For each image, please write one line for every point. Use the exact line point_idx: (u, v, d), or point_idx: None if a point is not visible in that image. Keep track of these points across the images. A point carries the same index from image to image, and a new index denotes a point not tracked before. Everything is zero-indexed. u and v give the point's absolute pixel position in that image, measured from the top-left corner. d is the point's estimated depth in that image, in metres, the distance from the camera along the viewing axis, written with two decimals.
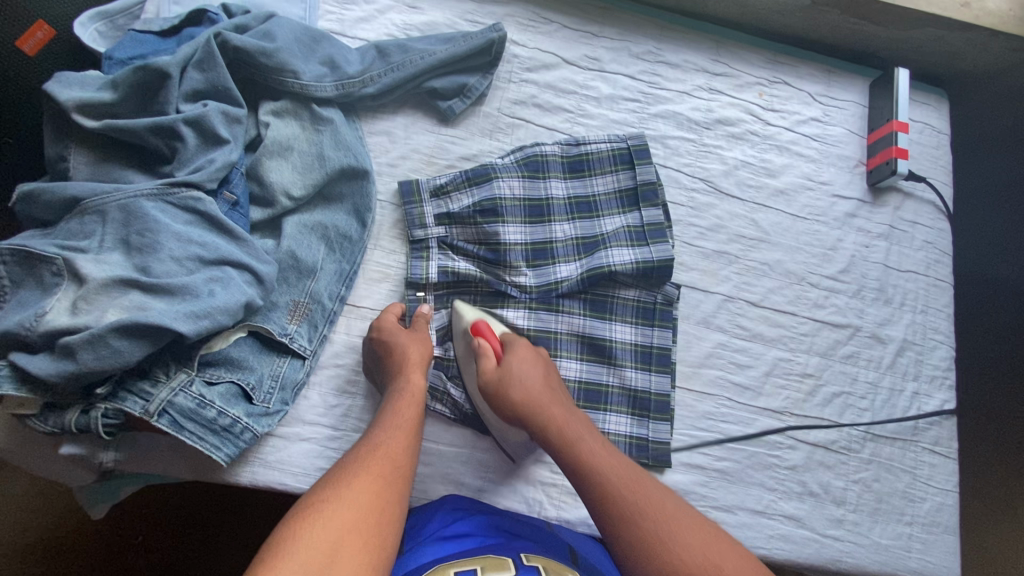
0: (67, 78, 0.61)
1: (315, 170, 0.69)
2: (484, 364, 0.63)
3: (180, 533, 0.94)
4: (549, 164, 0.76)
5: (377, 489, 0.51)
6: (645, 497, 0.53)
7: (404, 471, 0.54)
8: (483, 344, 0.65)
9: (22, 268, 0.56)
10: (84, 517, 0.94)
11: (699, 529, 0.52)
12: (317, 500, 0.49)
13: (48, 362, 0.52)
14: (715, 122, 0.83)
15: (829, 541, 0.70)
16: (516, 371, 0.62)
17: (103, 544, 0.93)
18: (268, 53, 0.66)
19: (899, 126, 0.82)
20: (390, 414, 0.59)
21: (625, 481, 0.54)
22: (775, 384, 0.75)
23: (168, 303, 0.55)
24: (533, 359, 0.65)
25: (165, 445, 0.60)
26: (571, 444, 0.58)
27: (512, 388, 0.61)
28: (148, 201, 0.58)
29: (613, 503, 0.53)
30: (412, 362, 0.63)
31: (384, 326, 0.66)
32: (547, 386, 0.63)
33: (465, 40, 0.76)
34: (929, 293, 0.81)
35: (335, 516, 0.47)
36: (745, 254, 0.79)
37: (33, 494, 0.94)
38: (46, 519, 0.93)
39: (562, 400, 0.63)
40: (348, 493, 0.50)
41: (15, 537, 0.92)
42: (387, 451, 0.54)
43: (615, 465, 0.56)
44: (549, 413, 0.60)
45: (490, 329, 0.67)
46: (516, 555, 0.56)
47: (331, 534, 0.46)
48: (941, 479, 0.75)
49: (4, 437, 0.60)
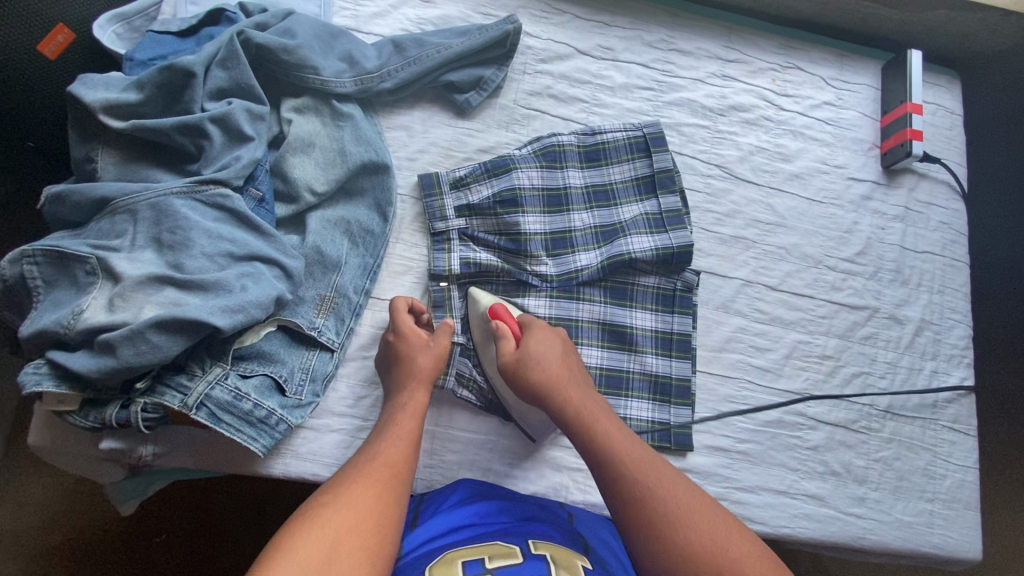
0: (92, 81, 0.62)
1: (337, 165, 0.69)
2: (503, 347, 0.64)
3: (200, 530, 0.98)
4: (566, 154, 0.77)
5: (374, 494, 0.52)
6: (659, 479, 0.55)
7: (404, 480, 0.55)
8: (501, 326, 0.66)
9: (55, 268, 0.57)
10: (111, 520, 0.97)
11: (711, 516, 0.53)
12: (318, 504, 0.51)
13: (88, 358, 0.53)
14: (729, 108, 0.83)
15: (853, 519, 0.71)
16: (534, 354, 0.63)
17: (126, 544, 0.96)
18: (290, 50, 0.67)
19: (912, 108, 0.82)
20: (393, 422, 0.59)
21: (640, 466, 0.56)
22: (795, 366, 0.76)
23: (202, 299, 0.56)
24: (553, 340, 0.65)
25: (198, 439, 0.61)
26: (586, 425, 0.59)
27: (530, 369, 0.62)
28: (177, 198, 0.59)
29: (626, 483, 0.55)
30: (420, 375, 0.63)
31: (405, 332, 0.65)
32: (565, 367, 0.64)
33: (481, 33, 0.76)
34: (946, 274, 0.82)
35: (332, 519, 0.49)
36: (763, 238, 0.79)
37: (61, 498, 0.97)
38: (70, 521, 0.96)
39: (580, 382, 0.64)
40: (347, 498, 0.51)
41: (42, 538, 0.95)
42: (387, 460, 0.55)
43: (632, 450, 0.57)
44: (565, 392, 0.62)
45: (507, 312, 0.68)
46: (524, 544, 0.56)
47: (327, 536, 0.47)
48: (961, 455, 0.76)
49: (40, 435, 0.62)
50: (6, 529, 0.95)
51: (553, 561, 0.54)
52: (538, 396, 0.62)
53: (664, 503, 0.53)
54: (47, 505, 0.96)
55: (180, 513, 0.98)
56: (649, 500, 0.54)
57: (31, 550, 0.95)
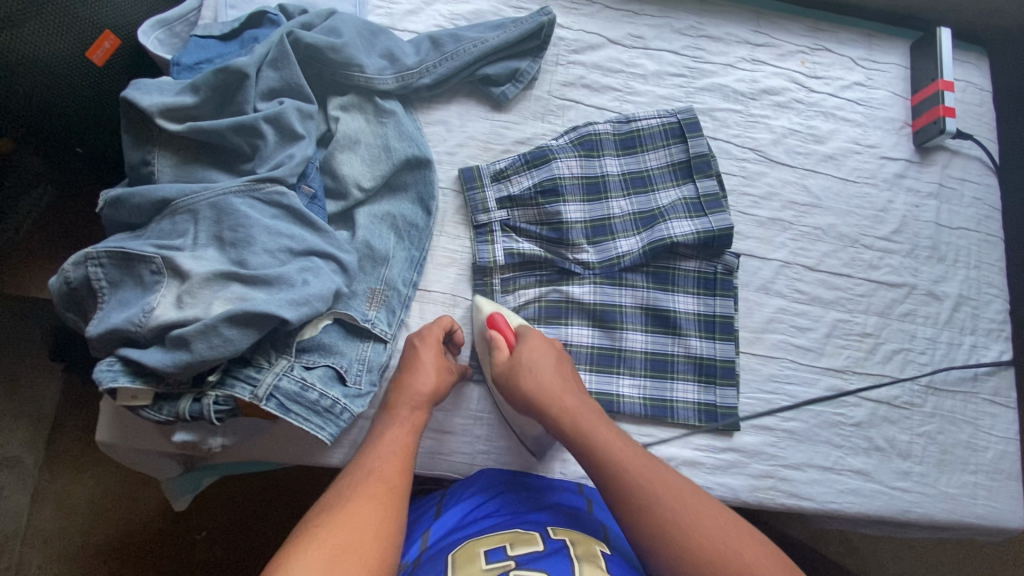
0: (145, 85, 0.63)
1: (383, 161, 0.71)
2: (497, 357, 0.65)
3: (235, 526, 1.00)
4: (603, 142, 0.78)
5: (372, 510, 0.52)
6: (660, 485, 0.56)
7: (400, 493, 0.55)
8: (495, 336, 0.66)
9: (119, 269, 0.59)
10: (150, 517, 1.00)
11: (711, 512, 0.55)
12: (315, 525, 0.51)
13: (162, 354, 0.55)
14: (760, 92, 0.84)
15: (898, 493, 0.72)
16: (528, 363, 0.63)
17: (163, 542, 0.99)
18: (337, 49, 0.69)
19: (944, 85, 0.83)
20: (383, 441, 0.59)
21: (641, 474, 0.57)
22: (836, 345, 0.77)
23: (268, 293, 0.57)
24: (547, 349, 0.66)
25: (267, 430, 0.63)
26: (584, 437, 0.60)
27: (524, 379, 0.63)
28: (237, 197, 0.61)
29: (628, 492, 0.56)
30: (420, 395, 0.63)
31: (429, 339, 0.66)
32: (559, 377, 0.64)
33: (516, 26, 0.78)
34: (982, 249, 0.82)
35: (331, 537, 0.49)
36: (799, 220, 0.80)
37: (103, 498, 1.00)
38: (110, 521, 0.99)
39: (576, 393, 0.64)
40: (346, 514, 0.51)
41: (83, 538, 0.98)
42: (382, 476, 0.56)
43: (627, 453, 0.59)
44: (560, 402, 0.62)
45: (506, 321, 0.68)
46: (544, 529, 0.58)
47: (327, 553, 0.48)
48: (1003, 428, 0.77)
49: (109, 432, 0.64)
50: (50, 529, 0.98)
51: (572, 544, 0.55)
52: (532, 405, 0.63)
53: (660, 504, 0.55)
54: (88, 504, 0.99)
55: (219, 508, 1.01)
56: (653, 507, 0.55)
57: (73, 551, 0.97)
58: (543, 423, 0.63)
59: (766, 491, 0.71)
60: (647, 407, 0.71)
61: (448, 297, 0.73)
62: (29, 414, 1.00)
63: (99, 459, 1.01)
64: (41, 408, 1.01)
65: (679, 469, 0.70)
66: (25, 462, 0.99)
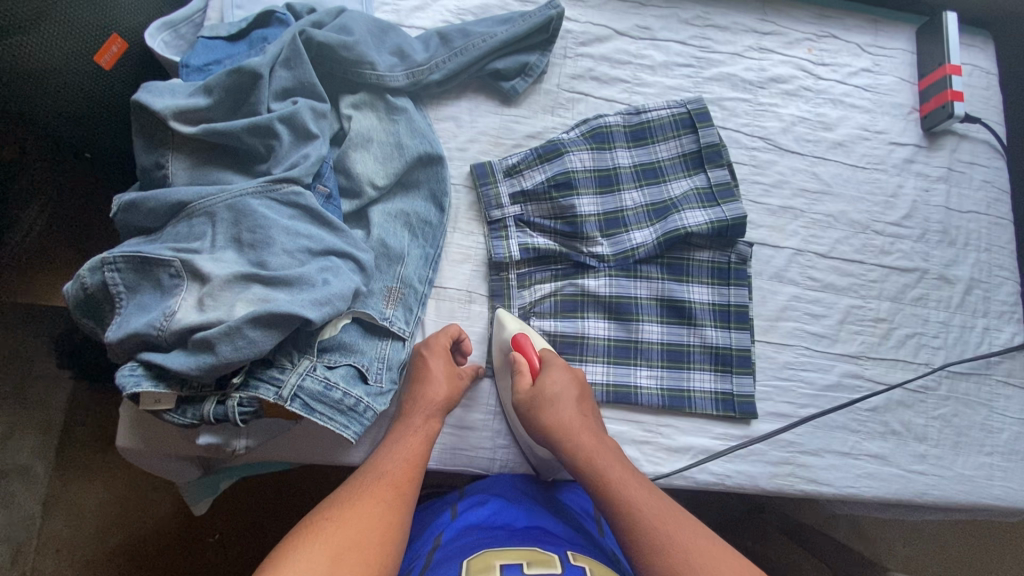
0: (156, 88, 0.63)
1: (396, 159, 0.71)
2: (519, 381, 0.65)
3: (248, 528, 1.00)
4: (613, 134, 0.78)
5: (380, 514, 0.53)
6: (675, 530, 0.56)
7: (406, 498, 0.56)
8: (519, 361, 0.66)
9: (137, 273, 0.58)
10: (162, 521, 1.00)
11: (729, 562, 0.54)
12: (323, 517, 0.52)
13: (185, 357, 0.55)
14: (769, 80, 0.84)
15: (915, 476, 0.73)
16: (550, 394, 0.63)
17: (176, 546, 0.99)
18: (349, 47, 0.69)
19: (952, 70, 0.83)
20: (397, 443, 0.60)
21: (657, 518, 0.57)
22: (849, 331, 0.78)
23: (290, 294, 0.57)
24: (569, 381, 0.66)
25: (290, 430, 0.63)
26: (599, 475, 0.60)
27: (545, 410, 0.63)
28: (254, 198, 0.60)
29: (644, 534, 0.56)
30: (433, 402, 0.63)
31: (436, 348, 0.66)
32: (580, 411, 0.65)
33: (524, 20, 0.78)
34: (992, 232, 0.83)
35: (337, 533, 0.50)
36: (810, 207, 0.81)
37: (116, 504, 1.00)
38: (123, 527, 0.99)
39: (595, 430, 0.64)
40: (354, 513, 0.52)
41: (97, 544, 0.98)
42: (392, 480, 0.56)
43: (643, 495, 0.59)
44: (578, 440, 0.63)
45: (529, 342, 0.68)
46: (563, 553, 0.56)
47: (330, 549, 0.49)
48: (1016, 409, 0.77)
49: (130, 436, 0.64)
50: (64, 537, 0.98)
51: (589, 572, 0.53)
52: (551, 439, 0.63)
53: (675, 550, 0.54)
54: (101, 510, 0.99)
55: (233, 510, 1.01)
56: (666, 551, 0.54)
57: (87, 558, 0.97)
58: (560, 457, 0.63)
59: (784, 478, 0.71)
60: (665, 398, 0.72)
61: (464, 294, 0.73)
62: (37, 423, 1.00)
63: (110, 465, 1.01)
64: (50, 416, 1.00)
65: (699, 458, 0.71)
66: (36, 470, 0.99)
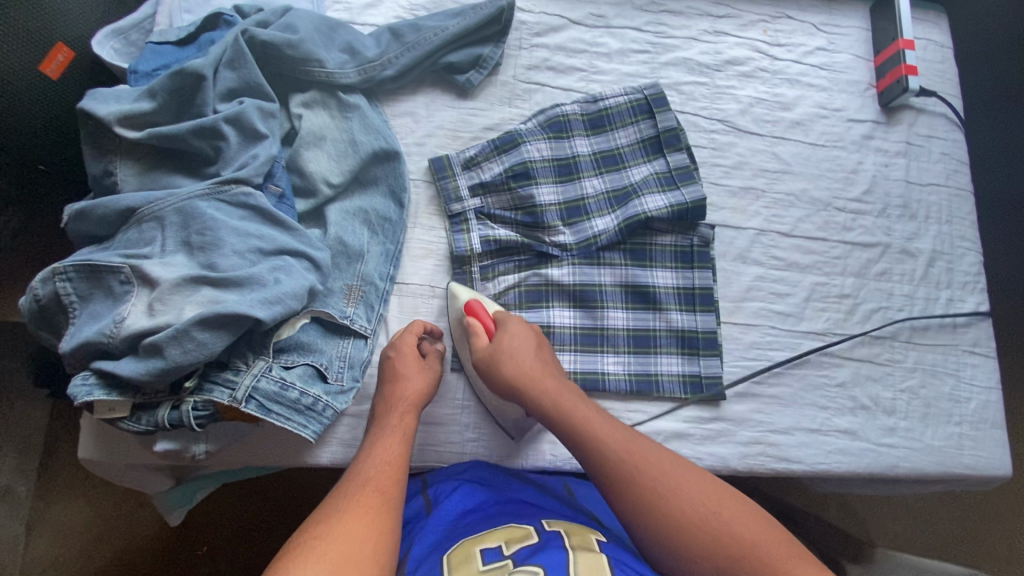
0: (102, 95, 0.62)
1: (350, 156, 0.70)
2: (476, 343, 0.65)
3: (234, 540, 0.99)
4: (571, 123, 0.78)
5: (372, 521, 0.50)
6: (646, 459, 0.56)
7: (396, 504, 0.53)
8: (474, 323, 0.66)
9: (88, 282, 0.58)
10: (145, 537, 0.98)
11: (700, 482, 0.55)
12: (311, 535, 0.49)
13: (136, 363, 0.54)
14: (725, 63, 0.85)
15: (885, 449, 0.73)
16: (507, 349, 0.63)
17: (161, 561, 0.98)
18: (294, 45, 0.68)
19: (905, 44, 0.84)
20: (377, 449, 0.58)
21: (625, 449, 0.57)
22: (815, 308, 0.78)
23: (240, 294, 0.57)
24: (527, 334, 0.66)
25: (252, 433, 0.63)
26: (565, 419, 0.60)
27: (504, 365, 0.62)
28: (201, 200, 0.60)
29: (615, 471, 0.56)
30: (407, 400, 0.62)
31: (404, 348, 0.65)
32: (539, 360, 0.64)
33: (475, 12, 0.77)
34: (952, 204, 0.83)
35: (329, 550, 0.47)
36: (770, 187, 0.81)
37: (97, 522, 0.98)
38: (105, 545, 0.98)
39: (556, 376, 0.64)
40: (345, 524, 0.50)
41: (80, 564, 0.97)
42: (377, 486, 0.54)
43: (611, 431, 0.59)
44: (541, 386, 0.62)
45: (483, 308, 0.68)
46: (538, 522, 0.56)
47: (327, 567, 0.45)
48: (984, 377, 0.78)
49: (94, 448, 0.63)
50: (46, 557, 0.96)
51: (567, 534, 0.53)
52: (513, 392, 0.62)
53: (648, 478, 0.55)
54: (85, 529, 0.98)
55: (219, 521, 1.00)
56: (637, 479, 0.55)
57: None
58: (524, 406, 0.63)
59: (755, 458, 0.71)
60: (633, 383, 0.71)
61: (427, 289, 0.73)
62: (13, 444, 0.99)
63: (90, 484, 1.00)
64: (27, 437, 0.99)
65: (669, 442, 0.70)
66: (17, 491, 0.98)
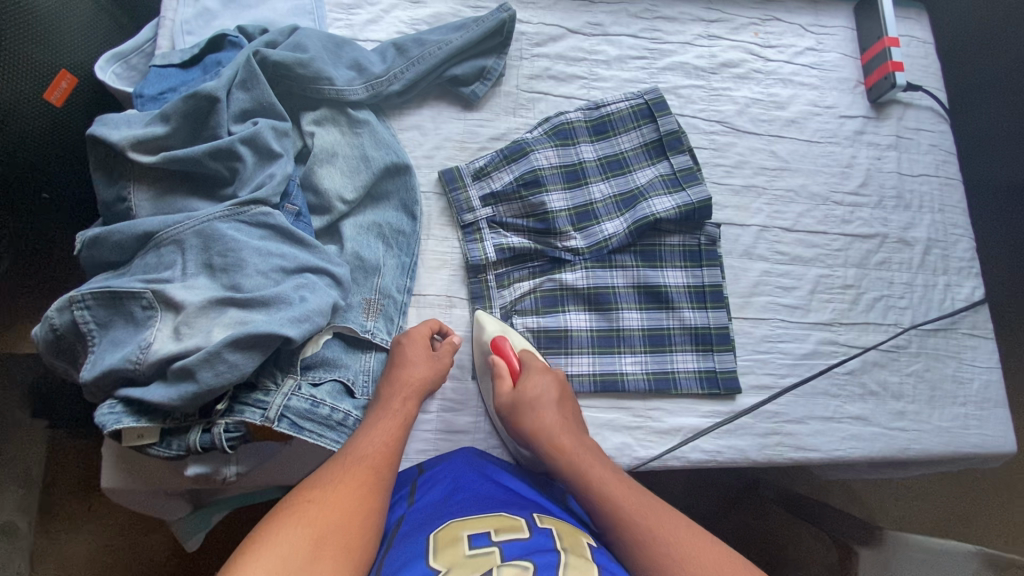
0: (112, 120, 0.62)
1: (362, 171, 0.71)
2: (499, 387, 0.66)
3: None
4: (575, 130, 0.80)
5: (360, 496, 0.52)
6: (665, 528, 0.55)
7: (385, 478, 0.55)
8: (498, 365, 0.67)
9: (107, 309, 0.57)
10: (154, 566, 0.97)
11: (719, 557, 0.53)
12: (302, 500, 0.50)
13: (165, 388, 0.54)
14: (720, 66, 0.87)
15: (896, 433, 0.75)
16: (530, 400, 0.63)
17: None
18: (305, 64, 0.69)
19: (890, 42, 0.87)
20: (375, 425, 0.59)
21: (643, 515, 0.56)
22: (821, 300, 0.80)
23: (267, 314, 0.57)
24: (550, 384, 0.66)
25: (281, 453, 0.63)
26: (584, 480, 0.60)
27: (525, 416, 0.63)
28: (221, 222, 0.60)
29: (630, 535, 0.55)
30: (410, 384, 0.62)
31: (414, 335, 0.66)
32: (560, 414, 0.64)
33: (477, 25, 0.78)
34: (943, 192, 0.87)
35: (316, 519, 0.48)
36: (771, 184, 0.83)
37: (104, 553, 0.96)
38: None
39: (575, 432, 0.64)
40: (334, 496, 0.51)
41: None
42: (372, 463, 0.55)
43: (628, 495, 0.58)
44: (559, 444, 0.62)
45: (509, 346, 0.68)
46: (530, 516, 0.55)
47: (310, 535, 0.47)
48: (985, 358, 0.81)
49: (117, 478, 0.62)
50: None
51: (558, 536, 0.52)
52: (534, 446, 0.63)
53: (665, 548, 0.53)
54: (93, 561, 0.96)
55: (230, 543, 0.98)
56: (652, 546, 0.54)
57: None
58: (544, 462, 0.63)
59: (773, 449, 0.73)
60: (652, 382, 0.73)
61: (444, 299, 0.73)
62: (17, 478, 0.97)
63: (97, 515, 0.98)
64: (29, 470, 0.97)
65: (689, 437, 0.72)
66: (20, 527, 0.96)
